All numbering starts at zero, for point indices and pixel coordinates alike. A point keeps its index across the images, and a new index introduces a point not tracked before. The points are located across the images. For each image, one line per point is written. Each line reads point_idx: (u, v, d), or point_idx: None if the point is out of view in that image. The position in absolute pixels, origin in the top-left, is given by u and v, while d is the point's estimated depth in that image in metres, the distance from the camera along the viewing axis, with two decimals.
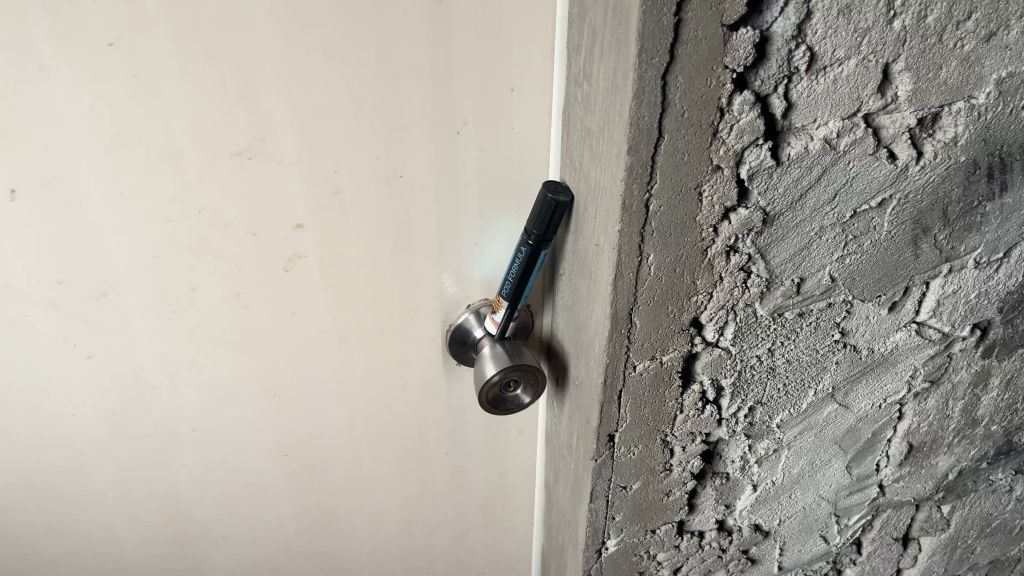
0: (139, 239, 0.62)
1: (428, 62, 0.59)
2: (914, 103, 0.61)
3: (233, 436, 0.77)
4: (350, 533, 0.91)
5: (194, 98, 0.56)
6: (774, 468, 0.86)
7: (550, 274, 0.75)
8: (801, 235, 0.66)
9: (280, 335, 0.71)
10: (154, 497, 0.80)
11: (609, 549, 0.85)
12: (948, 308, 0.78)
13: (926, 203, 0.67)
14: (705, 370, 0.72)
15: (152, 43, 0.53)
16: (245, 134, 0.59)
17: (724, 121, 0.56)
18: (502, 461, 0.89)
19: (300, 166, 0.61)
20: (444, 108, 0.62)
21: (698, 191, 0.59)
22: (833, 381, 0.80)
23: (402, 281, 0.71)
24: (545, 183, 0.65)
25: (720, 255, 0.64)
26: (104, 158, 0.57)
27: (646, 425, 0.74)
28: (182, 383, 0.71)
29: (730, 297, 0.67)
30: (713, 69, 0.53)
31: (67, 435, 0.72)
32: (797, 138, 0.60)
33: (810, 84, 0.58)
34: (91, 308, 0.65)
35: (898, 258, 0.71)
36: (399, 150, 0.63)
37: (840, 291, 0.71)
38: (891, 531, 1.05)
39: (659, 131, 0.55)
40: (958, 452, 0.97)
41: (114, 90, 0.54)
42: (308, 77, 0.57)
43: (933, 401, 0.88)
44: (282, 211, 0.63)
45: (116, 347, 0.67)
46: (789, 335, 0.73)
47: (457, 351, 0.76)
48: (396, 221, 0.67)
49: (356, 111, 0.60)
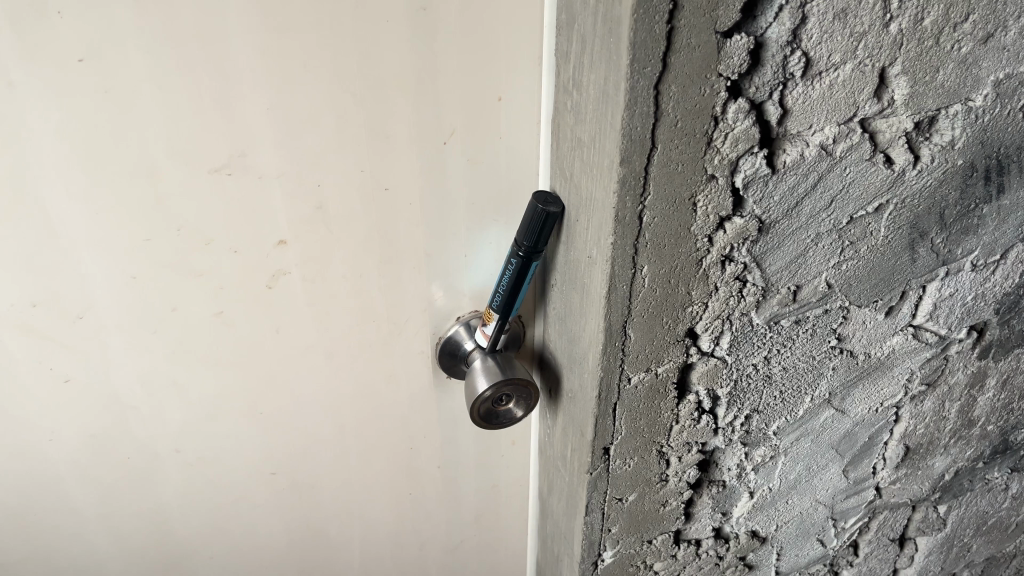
0: (116, 259, 0.60)
1: (413, 71, 0.57)
2: (911, 106, 0.60)
3: (218, 455, 0.75)
4: (341, 548, 0.89)
5: (169, 113, 0.54)
6: (771, 474, 0.85)
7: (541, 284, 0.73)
8: (797, 243, 0.64)
9: (265, 352, 0.69)
10: (138, 519, 0.78)
11: (605, 560, 0.83)
12: (945, 311, 0.77)
13: (923, 207, 0.66)
14: (701, 380, 0.71)
15: (125, 58, 0.51)
16: (225, 150, 0.57)
17: (718, 130, 0.55)
18: (495, 472, 0.88)
19: (282, 180, 0.59)
20: (430, 118, 0.60)
21: (692, 201, 0.58)
22: (830, 387, 0.79)
23: (390, 295, 0.69)
24: (535, 193, 0.64)
25: (715, 265, 0.62)
26: (77, 177, 0.55)
27: (641, 436, 0.73)
28: (164, 404, 0.69)
29: (726, 307, 0.66)
30: (707, 77, 0.52)
31: (46, 460, 0.70)
32: (793, 145, 0.58)
33: (805, 89, 0.56)
34: (67, 331, 0.62)
35: (895, 262, 0.69)
36: (384, 162, 0.61)
37: (837, 297, 0.70)
38: (887, 532, 1.04)
39: (651, 142, 0.53)
40: (954, 452, 0.96)
41: (86, 107, 0.52)
42: (288, 89, 0.55)
43: (930, 403, 0.87)
44: (264, 227, 0.61)
45: (95, 369, 0.65)
46: (785, 342, 0.72)
47: (447, 364, 0.74)
48: (382, 234, 0.65)
49: (339, 122, 0.58)
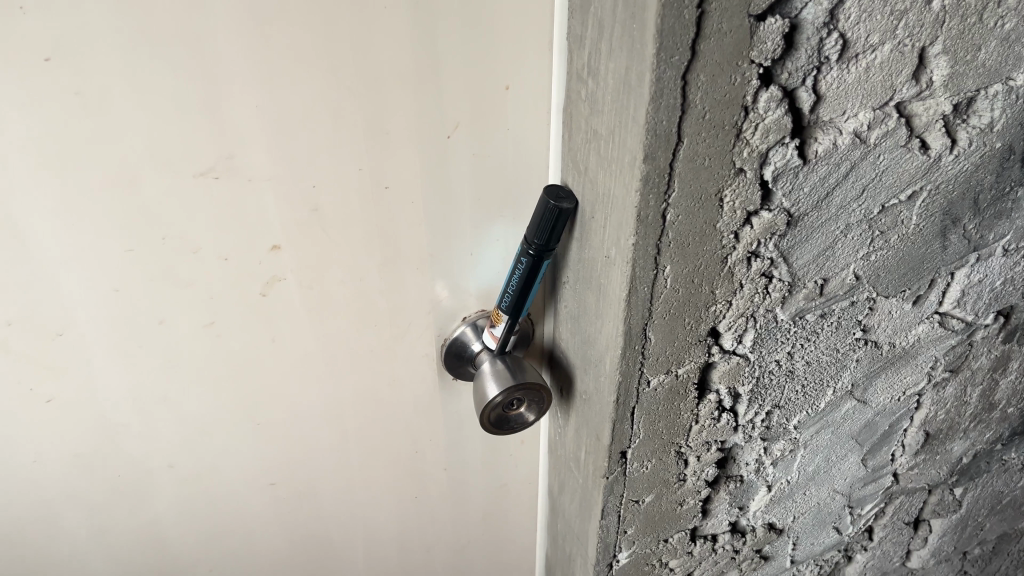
0: (95, 271, 0.55)
1: (414, 62, 0.52)
2: (950, 88, 0.55)
3: (214, 469, 0.71)
4: (345, 554, 0.86)
5: (148, 115, 0.49)
6: (790, 467, 0.82)
7: (551, 281, 0.69)
8: (826, 235, 0.60)
9: (260, 362, 0.65)
10: (132, 536, 0.74)
11: (621, 561, 0.81)
12: (972, 298, 0.73)
13: (957, 193, 0.62)
14: (722, 379, 0.67)
15: (97, 57, 0.46)
16: (210, 153, 0.52)
17: (748, 121, 0.51)
18: (503, 472, 0.84)
19: (274, 183, 0.55)
20: (432, 112, 0.55)
21: (719, 196, 0.53)
22: (852, 379, 0.75)
23: (392, 298, 0.65)
24: (546, 188, 0.59)
25: (741, 262, 0.58)
26: (49, 187, 0.50)
27: (660, 438, 0.69)
28: (155, 419, 0.65)
29: (750, 304, 0.62)
30: (738, 64, 0.47)
31: (30, 481, 0.66)
32: (825, 133, 0.54)
33: (840, 73, 0.52)
34: (47, 349, 0.58)
35: (925, 251, 0.66)
36: (384, 160, 0.56)
37: (864, 288, 0.66)
38: (902, 516, 1.02)
39: (678, 136, 0.49)
40: (973, 436, 0.93)
41: (55, 111, 0.47)
42: (278, 85, 0.50)
43: (952, 389, 0.84)
44: (256, 232, 0.57)
45: (78, 387, 0.61)
46: (809, 336, 0.68)
47: (453, 366, 0.70)
48: (383, 235, 0.61)
49: (334, 119, 0.53)
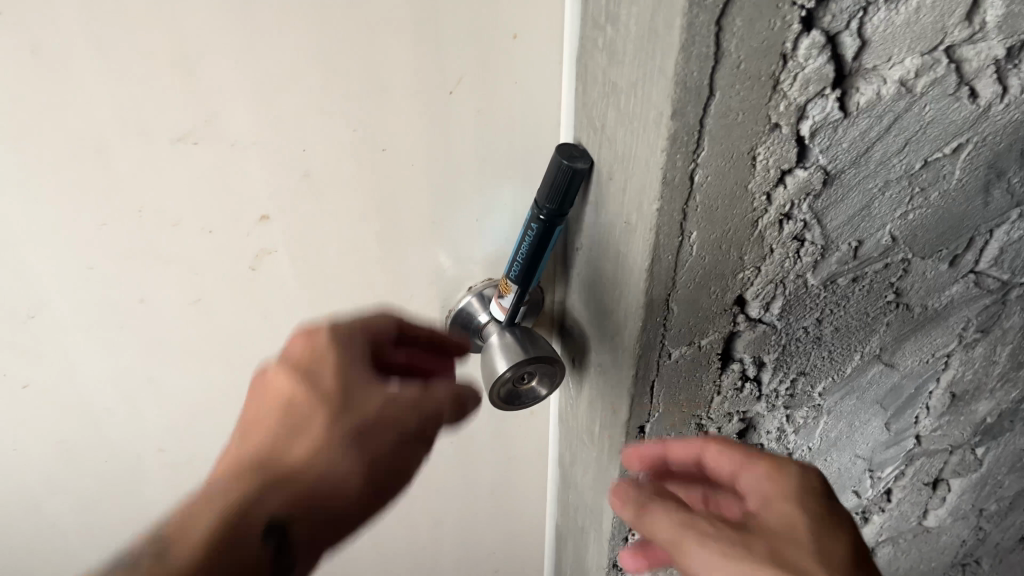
0: (67, 249, 0.50)
1: (412, 10, 0.47)
2: (1005, 30, 0.49)
3: (208, 451, 0.67)
4: (348, 526, 0.83)
5: (116, 75, 0.44)
6: (811, 433, 0.79)
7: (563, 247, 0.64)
8: (863, 193, 0.55)
9: (253, 341, 0.61)
10: (122, 519, 0.71)
11: (637, 534, 0.78)
12: (1011, 255, 0.69)
13: (1004, 144, 0.57)
14: (747, 348, 0.63)
15: (53, 12, 0.40)
16: (188, 117, 0.47)
17: (786, 70, 0.45)
18: (513, 444, 0.81)
19: (260, 148, 0.50)
20: (434, 67, 0.50)
21: (751, 154, 0.48)
22: (881, 343, 0.71)
23: (392, 269, 0.61)
24: (558, 146, 0.54)
25: (772, 226, 0.54)
26: (10, 157, 0.45)
27: (679, 411, 0.66)
28: (142, 401, 0.61)
29: (780, 270, 0.57)
30: (779, 7, 0.42)
31: (12, 468, 0.63)
32: (867, 83, 0.49)
33: (889, 16, 0.46)
34: (20, 332, 0.54)
35: (966, 207, 0.61)
36: (381, 120, 0.51)
37: (900, 249, 0.62)
38: (922, 477, 0.99)
39: (709, 89, 0.43)
40: (999, 396, 0.89)
41: (10, 73, 0.42)
42: (261, 39, 0.45)
43: (981, 349, 0.80)
44: (243, 202, 0.52)
45: (58, 371, 0.57)
46: (839, 301, 0.64)
47: (459, 339, 0.66)
48: (382, 202, 0.56)
49: (324, 76, 0.48)
